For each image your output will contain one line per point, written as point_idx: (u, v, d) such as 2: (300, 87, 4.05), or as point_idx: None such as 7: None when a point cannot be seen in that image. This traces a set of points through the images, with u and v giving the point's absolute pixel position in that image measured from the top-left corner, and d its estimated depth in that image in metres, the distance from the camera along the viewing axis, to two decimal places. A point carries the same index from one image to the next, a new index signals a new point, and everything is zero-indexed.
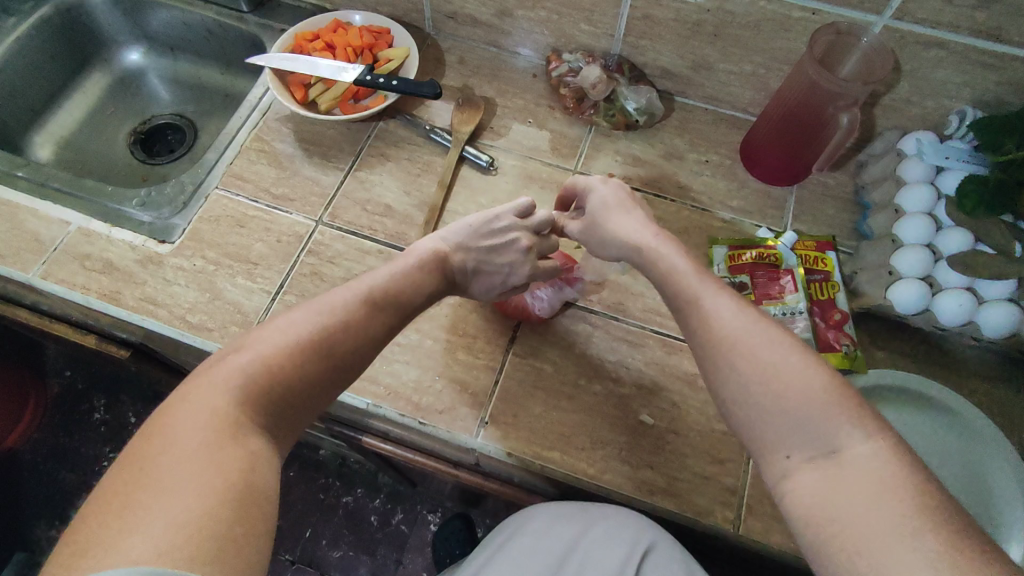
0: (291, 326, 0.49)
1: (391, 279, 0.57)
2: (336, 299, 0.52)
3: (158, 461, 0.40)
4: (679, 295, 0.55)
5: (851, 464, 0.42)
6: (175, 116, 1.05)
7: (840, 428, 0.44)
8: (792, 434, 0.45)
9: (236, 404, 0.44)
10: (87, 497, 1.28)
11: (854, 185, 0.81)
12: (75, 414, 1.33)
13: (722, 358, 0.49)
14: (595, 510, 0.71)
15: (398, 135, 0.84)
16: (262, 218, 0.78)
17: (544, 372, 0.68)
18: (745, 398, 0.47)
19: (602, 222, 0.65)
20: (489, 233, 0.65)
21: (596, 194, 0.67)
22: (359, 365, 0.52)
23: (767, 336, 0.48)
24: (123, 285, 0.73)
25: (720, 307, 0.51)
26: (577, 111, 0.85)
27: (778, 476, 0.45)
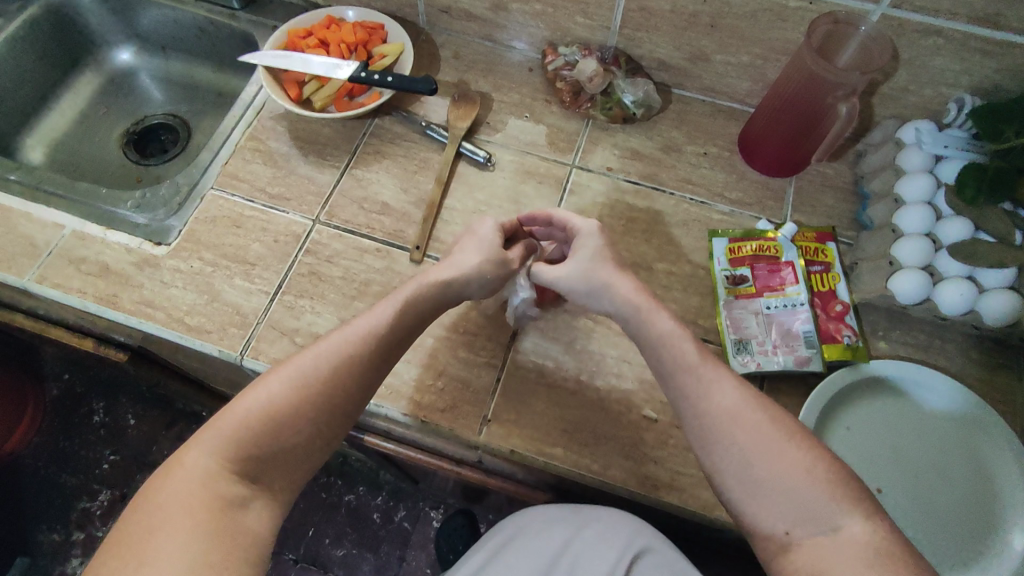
0: (271, 383, 0.50)
1: (379, 324, 0.55)
2: (321, 351, 0.52)
3: (149, 507, 0.45)
4: (675, 364, 0.55)
5: (849, 544, 0.45)
6: (168, 116, 1.04)
7: (839, 507, 0.47)
8: (790, 511, 0.48)
9: (218, 457, 0.47)
10: (88, 501, 1.28)
11: (853, 174, 0.81)
12: (74, 417, 1.32)
13: (724, 435, 0.51)
14: (587, 512, 0.72)
15: (394, 132, 0.83)
16: (259, 218, 0.77)
17: (546, 369, 0.68)
18: (745, 475, 0.49)
19: (593, 275, 0.62)
20: (471, 241, 0.66)
21: (585, 241, 0.65)
22: (349, 414, 0.53)
23: (768, 413, 0.51)
24: (120, 288, 0.72)
25: (714, 386, 0.53)
26: (575, 105, 0.84)
27: (775, 550, 0.48)
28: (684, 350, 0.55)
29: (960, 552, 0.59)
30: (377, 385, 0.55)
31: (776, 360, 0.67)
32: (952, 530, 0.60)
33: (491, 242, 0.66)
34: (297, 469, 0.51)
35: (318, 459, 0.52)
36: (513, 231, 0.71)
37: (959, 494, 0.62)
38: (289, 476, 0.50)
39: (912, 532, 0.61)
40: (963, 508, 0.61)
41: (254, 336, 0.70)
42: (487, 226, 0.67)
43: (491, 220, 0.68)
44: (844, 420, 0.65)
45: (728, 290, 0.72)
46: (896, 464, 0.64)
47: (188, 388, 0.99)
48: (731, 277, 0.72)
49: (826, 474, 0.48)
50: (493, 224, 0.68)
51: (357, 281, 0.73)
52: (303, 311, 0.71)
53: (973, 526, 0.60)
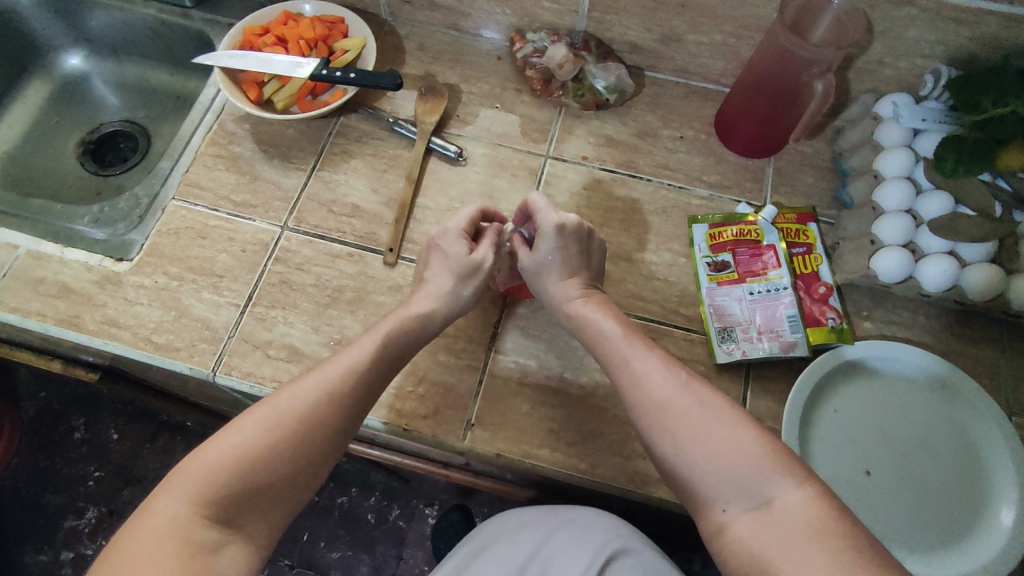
0: (246, 426, 0.49)
1: (360, 361, 0.55)
2: (299, 391, 0.51)
3: (116, 557, 0.42)
4: (608, 357, 0.57)
5: (782, 514, 0.45)
6: (125, 123, 1.00)
7: (770, 480, 0.46)
8: (726, 489, 0.47)
9: (190, 501, 0.45)
10: (74, 519, 1.24)
11: (831, 151, 0.79)
12: (53, 436, 1.29)
13: (653, 421, 0.51)
14: (563, 513, 0.72)
15: (360, 129, 0.80)
16: (224, 228, 0.74)
17: (529, 369, 0.66)
18: (677, 456, 0.50)
19: (546, 279, 0.63)
20: (438, 261, 0.64)
21: (543, 245, 0.62)
22: (331, 454, 0.52)
23: (696, 397, 0.51)
24: (81, 309, 0.69)
25: (640, 376, 0.54)
26: (546, 93, 0.82)
27: (714, 528, 0.47)
28: (614, 346, 0.57)
29: (951, 531, 0.59)
30: (360, 424, 0.54)
31: (761, 346, 0.66)
32: (942, 509, 0.60)
33: (461, 258, 0.63)
34: (276, 512, 0.49)
35: (299, 499, 0.50)
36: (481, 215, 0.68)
37: (948, 471, 0.61)
38: (266, 519, 0.48)
39: (902, 513, 0.60)
40: (952, 487, 0.61)
41: (225, 351, 0.67)
42: (450, 237, 0.65)
43: (451, 228, 0.65)
44: (832, 403, 0.64)
45: (710, 277, 0.70)
46: (884, 444, 0.63)
47: (166, 403, 0.97)
48: (712, 264, 0.71)
49: (759, 449, 0.48)
50: (456, 232, 0.65)
51: (330, 288, 0.71)
52: (275, 323, 0.69)
53: (961, 504, 0.60)
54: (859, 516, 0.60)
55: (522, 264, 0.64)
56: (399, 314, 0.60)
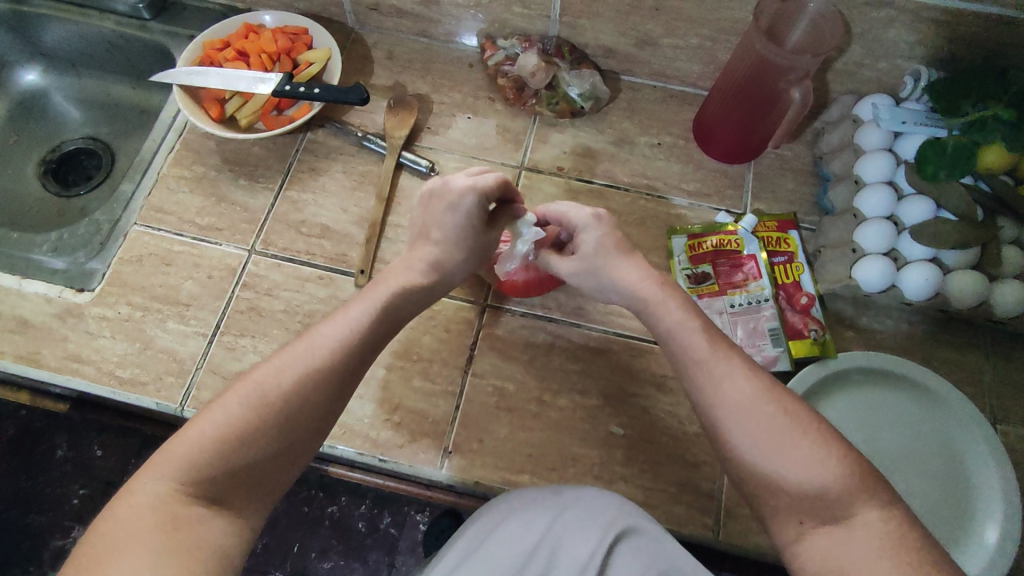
0: (229, 403, 0.47)
1: (348, 330, 0.52)
2: (282, 366, 0.49)
3: (98, 537, 0.41)
4: (684, 357, 0.52)
5: (865, 530, 0.44)
6: (86, 139, 0.96)
7: (851, 492, 0.45)
8: (803, 501, 0.46)
9: (172, 478, 0.43)
10: (61, 538, 1.06)
11: (812, 155, 0.77)
12: (34, 456, 1.09)
13: (734, 428, 0.48)
14: (568, 493, 0.57)
15: (328, 145, 0.78)
16: (188, 253, 0.71)
17: (507, 392, 0.64)
18: (761, 466, 0.47)
19: (603, 270, 0.58)
20: (449, 222, 0.57)
21: (585, 238, 0.58)
22: (317, 430, 0.49)
23: (781, 405, 0.48)
24: (42, 343, 0.66)
25: (724, 377, 0.50)
26: (519, 102, 0.79)
27: (790, 537, 0.46)
28: (692, 342, 0.52)
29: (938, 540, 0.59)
30: (348, 396, 0.51)
31: None
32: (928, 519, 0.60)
33: (475, 232, 0.58)
34: (265, 487, 0.47)
35: (287, 477, 0.48)
36: (505, 186, 0.59)
37: (930, 479, 0.61)
38: (257, 496, 0.46)
39: None
40: (934, 501, 0.60)
41: (193, 384, 0.65)
42: (469, 200, 0.56)
43: (470, 187, 0.56)
44: None
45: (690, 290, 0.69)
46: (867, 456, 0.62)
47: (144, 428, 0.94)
48: (693, 276, 0.69)
49: (844, 463, 0.46)
50: (477, 196, 0.56)
51: (300, 313, 0.69)
52: (245, 352, 0.67)
53: (943, 518, 0.59)
54: None
55: (571, 262, 0.59)
56: (393, 277, 0.56)
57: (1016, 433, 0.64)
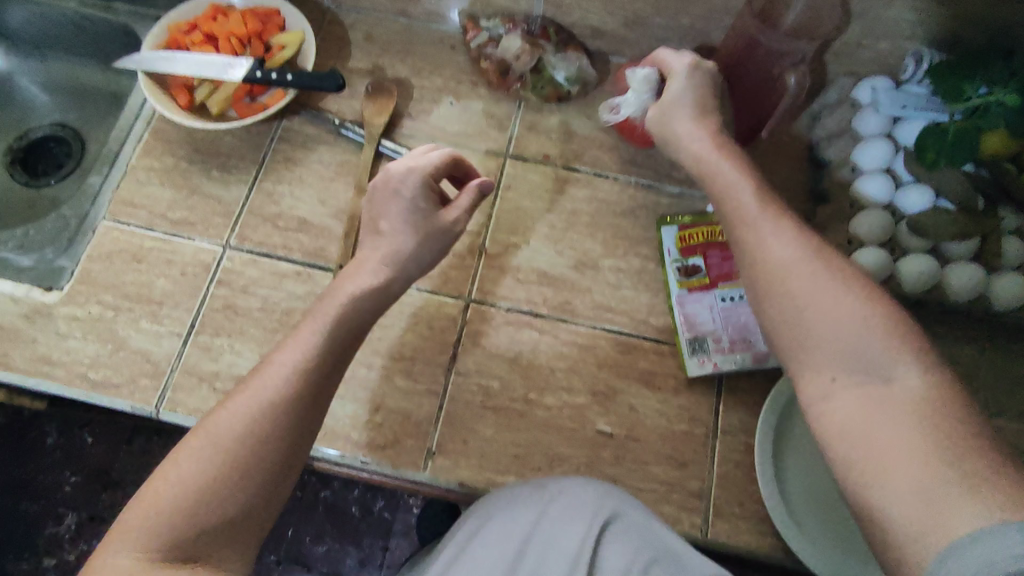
0: (188, 463, 0.44)
1: (309, 353, 0.49)
2: (236, 409, 0.46)
3: None
4: (735, 211, 0.50)
5: (902, 394, 0.41)
6: (55, 126, 0.92)
7: (887, 352, 0.42)
8: (841, 358, 0.43)
9: (134, 548, 0.41)
10: (54, 526, 0.98)
11: (807, 141, 0.74)
12: (22, 444, 1.01)
13: (771, 286, 0.46)
14: (551, 485, 0.56)
15: (305, 133, 0.74)
16: (160, 249, 0.69)
17: (491, 390, 0.63)
18: (797, 323, 0.45)
19: (676, 116, 0.56)
20: (398, 208, 0.56)
21: (674, 83, 0.58)
22: (291, 453, 0.47)
23: (823, 263, 0.45)
24: (10, 345, 0.64)
25: (771, 236, 0.47)
26: (503, 85, 0.76)
27: (817, 394, 0.44)
28: (740, 200, 0.50)
29: None
30: (316, 415, 0.49)
31: (734, 357, 0.63)
32: None
33: (428, 215, 0.56)
34: (242, 538, 0.44)
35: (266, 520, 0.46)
36: (454, 163, 0.59)
37: None
38: (236, 546, 0.44)
39: None
40: None
41: (169, 386, 0.63)
42: (413, 181, 0.56)
43: (411, 168, 0.57)
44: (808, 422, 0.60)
45: (681, 283, 0.66)
46: None
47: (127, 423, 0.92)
48: (683, 269, 0.67)
49: (891, 328, 0.43)
50: (423, 176, 0.57)
51: (278, 311, 0.66)
52: (221, 352, 0.65)
53: None
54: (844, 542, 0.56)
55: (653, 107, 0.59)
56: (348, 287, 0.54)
57: (1011, 427, 0.63)
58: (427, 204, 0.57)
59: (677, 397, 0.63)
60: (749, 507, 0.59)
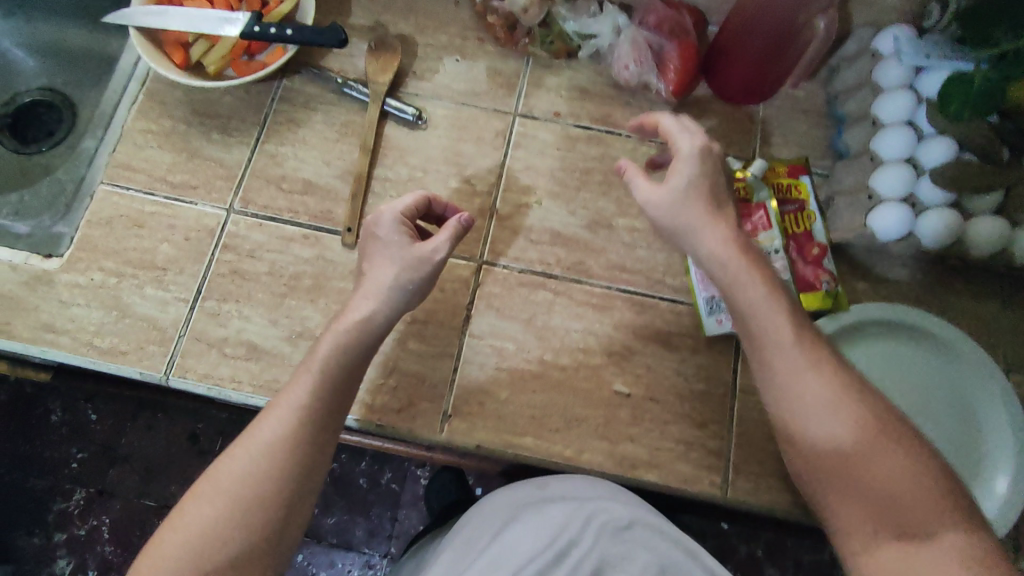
0: (198, 511, 0.45)
1: (299, 401, 0.49)
2: (237, 458, 0.47)
3: None
4: (757, 339, 0.48)
5: (945, 551, 0.42)
6: (43, 91, 0.89)
7: (927, 509, 0.43)
8: (878, 510, 0.44)
9: None
10: (63, 502, 0.92)
11: (825, 95, 0.73)
12: (29, 420, 0.94)
13: (801, 416, 0.46)
14: (556, 485, 0.56)
15: (306, 93, 0.72)
16: (162, 214, 0.67)
17: (506, 352, 0.62)
18: (833, 469, 0.45)
19: (689, 212, 0.50)
20: (377, 251, 0.55)
21: (680, 168, 0.51)
22: (294, 506, 0.47)
23: (861, 407, 0.45)
24: (12, 314, 0.63)
25: (804, 370, 0.46)
26: (511, 42, 0.73)
27: (857, 548, 0.45)
28: (778, 323, 0.47)
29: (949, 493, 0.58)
30: (319, 469, 0.49)
31: None
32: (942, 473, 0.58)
33: (404, 247, 0.54)
34: None
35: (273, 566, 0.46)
36: (427, 205, 0.58)
37: (941, 435, 0.59)
38: None
39: None
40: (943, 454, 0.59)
41: (177, 352, 0.62)
42: (387, 222, 0.55)
43: (388, 210, 0.56)
44: None
45: None
46: None
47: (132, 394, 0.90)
48: None
49: (925, 472, 0.44)
50: (395, 215, 0.55)
51: (285, 276, 0.65)
52: (229, 318, 0.63)
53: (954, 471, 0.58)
54: None
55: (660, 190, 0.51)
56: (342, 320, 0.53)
57: None
58: (404, 247, 0.54)
59: (695, 356, 0.62)
60: (769, 464, 0.59)
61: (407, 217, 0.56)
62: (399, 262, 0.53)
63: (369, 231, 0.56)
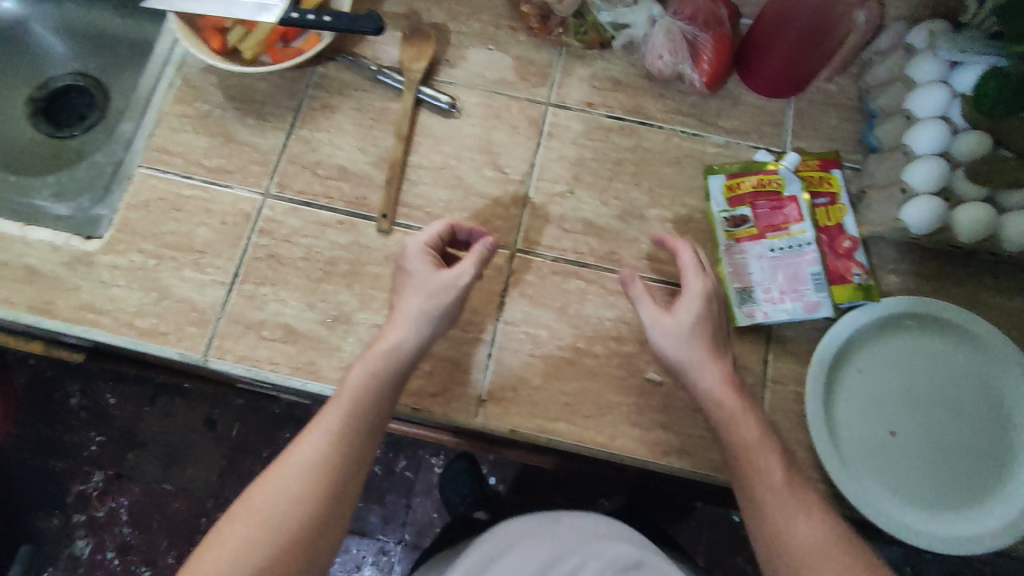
0: (236, 532, 0.45)
1: (334, 427, 0.50)
2: (275, 484, 0.47)
3: None
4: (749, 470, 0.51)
5: None
6: (75, 76, 0.89)
7: None
8: None
9: None
10: (82, 483, 0.93)
11: (858, 89, 0.73)
12: (50, 405, 0.94)
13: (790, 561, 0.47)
14: (568, 519, 0.59)
15: (340, 80, 0.72)
16: (199, 198, 0.68)
17: (540, 339, 0.63)
18: None
19: (691, 351, 0.54)
20: (404, 282, 0.57)
21: (683, 309, 0.56)
22: (327, 525, 0.47)
23: (848, 557, 0.47)
24: (54, 294, 0.64)
25: (796, 512, 0.49)
26: (544, 31, 0.73)
27: None
28: (768, 462, 0.51)
29: (982, 481, 0.58)
30: (351, 490, 0.49)
31: (784, 307, 0.63)
32: (974, 463, 0.59)
33: (429, 276, 0.56)
34: None
35: None
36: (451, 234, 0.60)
37: (972, 426, 0.60)
38: None
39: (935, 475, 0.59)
40: (974, 443, 0.59)
41: (215, 334, 0.63)
42: (413, 255, 0.57)
43: (415, 241, 0.58)
44: (856, 363, 0.62)
45: (728, 234, 0.66)
46: (910, 402, 0.61)
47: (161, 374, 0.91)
48: (730, 219, 0.66)
49: None
50: (420, 246, 0.57)
51: (322, 261, 0.66)
52: (267, 301, 0.64)
53: (986, 459, 0.59)
54: (891, 476, 0.59)
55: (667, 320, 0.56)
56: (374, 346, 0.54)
57: None
58: (427, 279, 0.56)
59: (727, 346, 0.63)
60: (799, 453, 0.60)
61: (431, 254, 0.58)
62: (424, 293, 0.55)
63: (399, 265, 0.58)
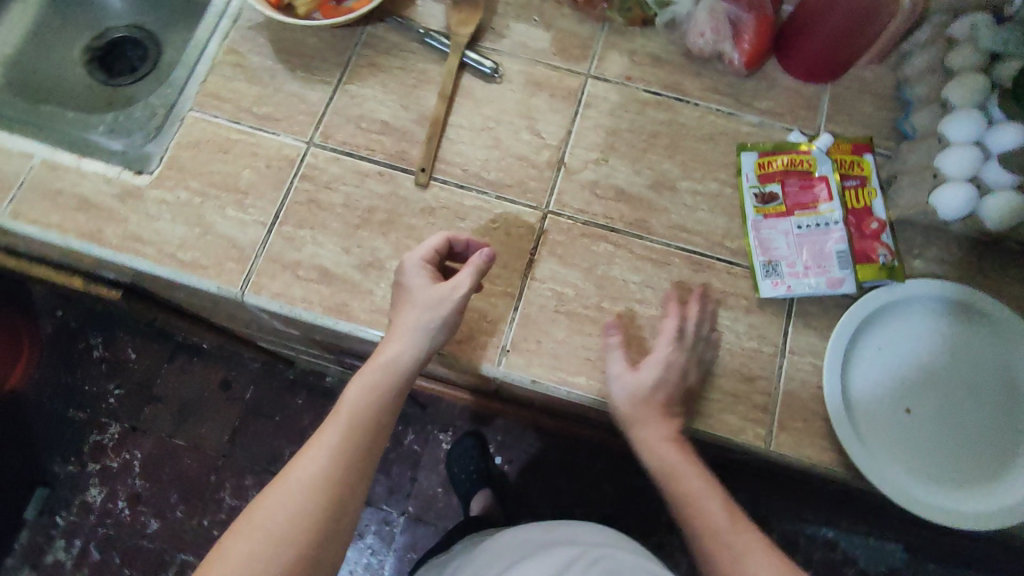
0: (237, 553, 0.44)
1: (333, 444, 0.50)
2: (273, 506, 0.46)
3: None
4: (697, 520, 0.55)
5: None
6: (131, 28, 0.93)
7: None
8: None
9: None
10: (98, 433, 0.98)
11: (894, 79, 0.74)
12: (71, 356, 1.01)
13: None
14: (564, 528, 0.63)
15: (388, 40, 0.75)
16: (246, 142, 0.70)
17: (566, 297, 0.65)
18: None
19: (643, 411, 0.58)
20: (402, 295, 0.58)
21: (647, 369, 0.59)
22: (330, 538, 0.47)
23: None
24: (103, 223, 0.67)
25: (749, 553, 0.51)
26: (589, 6, 0.74)
27: None
28: (711, 509, 0.55)
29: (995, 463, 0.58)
30: (349, 509, 0.48)
31: (807, 282, 0.64)
32: (988, 445, 0.59)
33: (429, 289, 0.56)
34: None
35: None
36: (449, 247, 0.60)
37: (987, 409, 0.60)
38: None
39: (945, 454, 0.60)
40: (987, 427, 0.60)
41: (253, 271, 0.66)
42: (411, 269, 0.58)
43: (412, 256, 0.58)
44: (876, 341, 0.63)
45: (757, 210, 0.67)
46: (926, 382, 0.62)
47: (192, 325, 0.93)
48: (760, 195, 0.67)
49: None
50: (418, 261, 0.58)
51: (360, 209, 0.68)
52: (304, 243, 0.67)
53: (999, 442, 0.59)
54: (902, 452, 0.60)
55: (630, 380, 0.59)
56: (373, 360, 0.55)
57: None
58: (424, 293, 0.56)
59: (748, 316, 0.64)
60: (813, 423, 0.61)
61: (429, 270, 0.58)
62: (421, 309, 0.56)
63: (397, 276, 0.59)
